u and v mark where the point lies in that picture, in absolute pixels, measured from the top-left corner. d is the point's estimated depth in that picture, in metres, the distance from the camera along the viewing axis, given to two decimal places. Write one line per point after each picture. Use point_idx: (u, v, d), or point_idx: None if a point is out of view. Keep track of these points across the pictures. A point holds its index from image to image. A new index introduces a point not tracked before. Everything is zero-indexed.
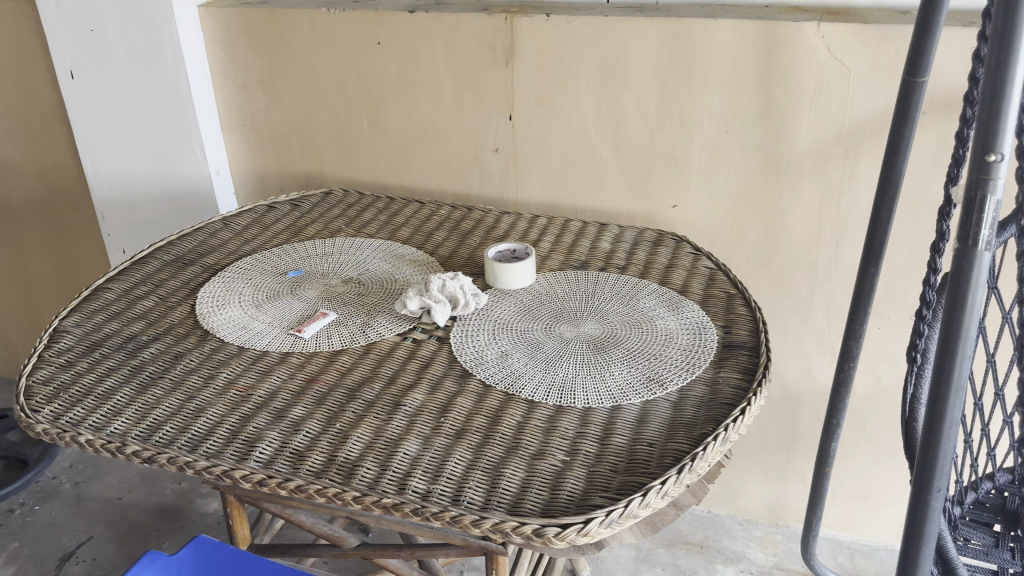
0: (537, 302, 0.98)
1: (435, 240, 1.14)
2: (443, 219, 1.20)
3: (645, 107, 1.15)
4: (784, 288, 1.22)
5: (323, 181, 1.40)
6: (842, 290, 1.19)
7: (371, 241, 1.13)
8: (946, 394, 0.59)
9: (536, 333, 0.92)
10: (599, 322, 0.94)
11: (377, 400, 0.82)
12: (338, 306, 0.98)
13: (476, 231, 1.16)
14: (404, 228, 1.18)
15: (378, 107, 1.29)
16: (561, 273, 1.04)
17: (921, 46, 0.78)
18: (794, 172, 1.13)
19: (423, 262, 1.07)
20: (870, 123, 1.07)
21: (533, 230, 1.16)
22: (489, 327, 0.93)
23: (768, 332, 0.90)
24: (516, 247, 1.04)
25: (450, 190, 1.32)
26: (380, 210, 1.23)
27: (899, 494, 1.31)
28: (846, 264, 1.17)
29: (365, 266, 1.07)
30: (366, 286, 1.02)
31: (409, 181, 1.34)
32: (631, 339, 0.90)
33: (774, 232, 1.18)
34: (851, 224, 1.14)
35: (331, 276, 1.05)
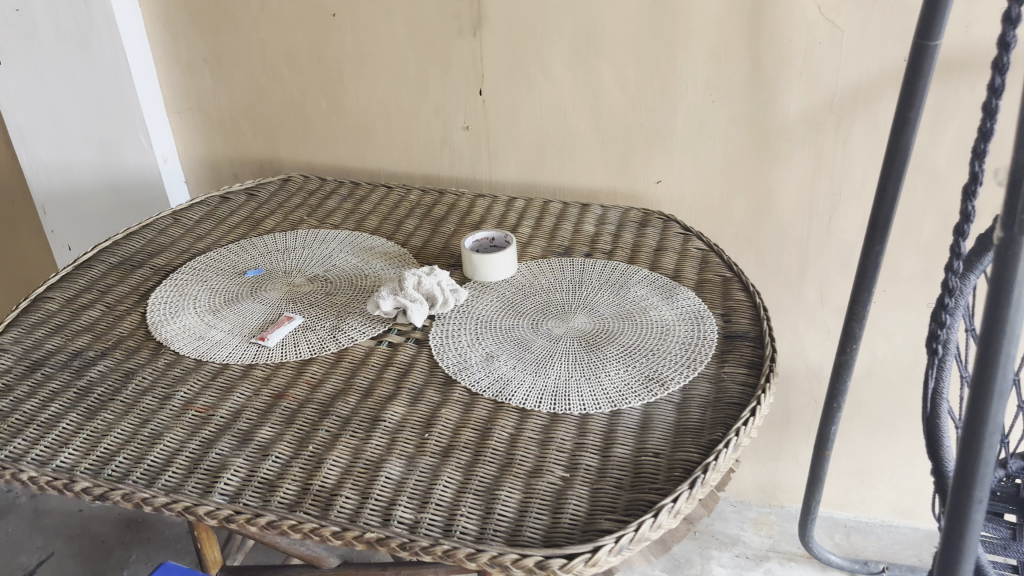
0: (520, 295, 0.91)
1: (405, 230, 1.06)
2: (413, 205, 1.12)
3: (624, 77, 1.07)
4: (774, 264, 1.16)
5: (280, 166, 1.30)
6: (835, 264, 1.13)
7: (336, 233, 1.05)
8: (990, 397, 0.53)
9: (522, 332, 0.85)
10: (588, 315, 0.87)
11: (353, 416, 0.75)
12: (305, 309, 0.90)
13: (450, 218, 1.08)
14: (372, 217, 1.09)
15: (336, 84, 1.20)
16: (544, 262, 0.97)
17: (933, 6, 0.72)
18: (784, 142, 1.07)
19: (394, 255, 0.99)
20: (865, 88, 1.00)
21: (510, 214, 1.08)
22: (471, 326, 0.86)
23: (771, 319, 0.84)
24: (495, 235, 0.96)
25: (418, 172, 1.24)
26: (344, 197, 1.15)
27: (895, 471, 1.27)
28: (840, 237, 1.11)
29: (332, 262, 0.99)
30: (334, 285, 0.94)
31: (372, 163, 1.25)
32: (625, 333, 0.84)
33: (764, 207, 1.12)
34: (846, 195, 1.08)
35: (294, 274, 0.97)
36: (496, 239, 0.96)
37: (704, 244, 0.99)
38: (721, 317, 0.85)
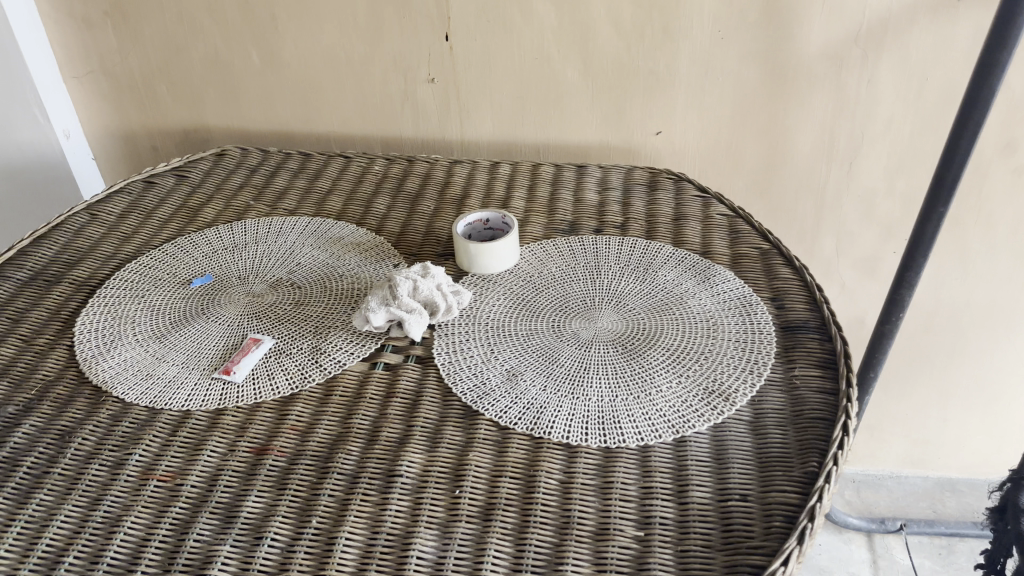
0: (532, 290, 0.77)
1: (377, 212, 0.90)
2: (380, 178, 0.96)
3: (618, 14, 0.91)
4: (786, 217, 1.05)
5: (209, 133, 1.11)
6: (853, 213, 1.03)
7: (294, 221, 0.88)
8: None
9: (545, 339, 0.71)
10: (617, 310, 0.74)
11: (362, 472, 0.61)
12: (274, 326, 0.75)
13: (427, 193, 0.92)
14: (334, 196, 0.93)
15: (269, 36, 1.00)
16: (549, 244, 0.83)
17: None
18: (801, 82, 0.94)
19: (370, 247, 0.84)
20: (898, 17, 0.87)
21: (496, 184, 0.93)
22: (481, 337, 0.72)
23: (829, 302, 0.73)
24: (492, 216, 0.82)
25: (375, 134, 1.07)
26: (295, 173, 0.97)
27: (908, 424, 1.21)
28: (860, 184, 1.01)
29: (296, 261, 0.83)
30: (304, 292, 0.78)
31: (320, 127, 1.08)
32: (666, 332, 0.71)
33: (776, 154, 1.00)
34: (869, 138, 0.97)
35: (253, 281, 0.80)
36: (490, 221, 0.82)
37: (727, 209, 0.87)
38: (772, 303, 0.74)
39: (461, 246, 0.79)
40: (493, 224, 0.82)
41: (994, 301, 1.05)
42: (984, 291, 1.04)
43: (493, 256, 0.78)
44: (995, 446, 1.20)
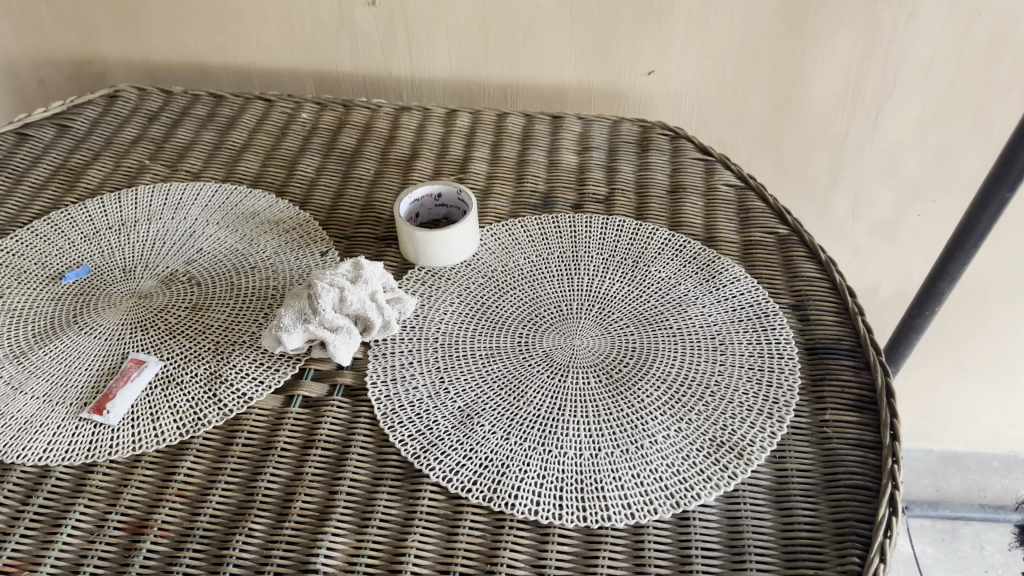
0: (495, 291, 0.62)
1: (305, 177, 0.73)
2: (310, 130, 0.78)
3: None
4: (795, 173, 0.90)
5: (105, 63, 0.91)
6: (876, 171, 0.87)
7: (198, 188, 0.71)
8: None
9: (509, 362, 0.56)
10: (601, 323, 0.59)
11: (268, 561, 0.47)
12: (164, 341, 0.59)
13: (368, 151, 0.75)
14: (252, 154, 0.75)
15: None
16: (516, 224, 0.67)
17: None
18: (826, 16, 0.76)
19: (292, 228, 0.67)
20: None
21: (452, 139, 0.76)
22: (429, 360, 0.56)
23: (865, 313, 0.58)
24: (443, 191, 0.65)
25: (307, 69, 0.88)
26: (206, 121, 0.79)
27: (915, 396, 1.10)
28: (886, 137, 0.85)
29: (197, 246, 0.66)
30: (207, 293, 0.62)
31: (239, 59, 0.88)
32: (662, 353, 0.56)
33: (791, 102, 0.83)
34: (902, 84, 0.80)
35: (142, 275, 0.64)
36: (442, 196, 0.66)
37: (735, 177, 0.71)
38: (792, 312, 0.59)
39: (406, 231, 0.63)
40: (443, 200, 0.66)
41: None
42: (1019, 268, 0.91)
43: (450, 245, 0.63)
44: (1005, 416, 1.09)
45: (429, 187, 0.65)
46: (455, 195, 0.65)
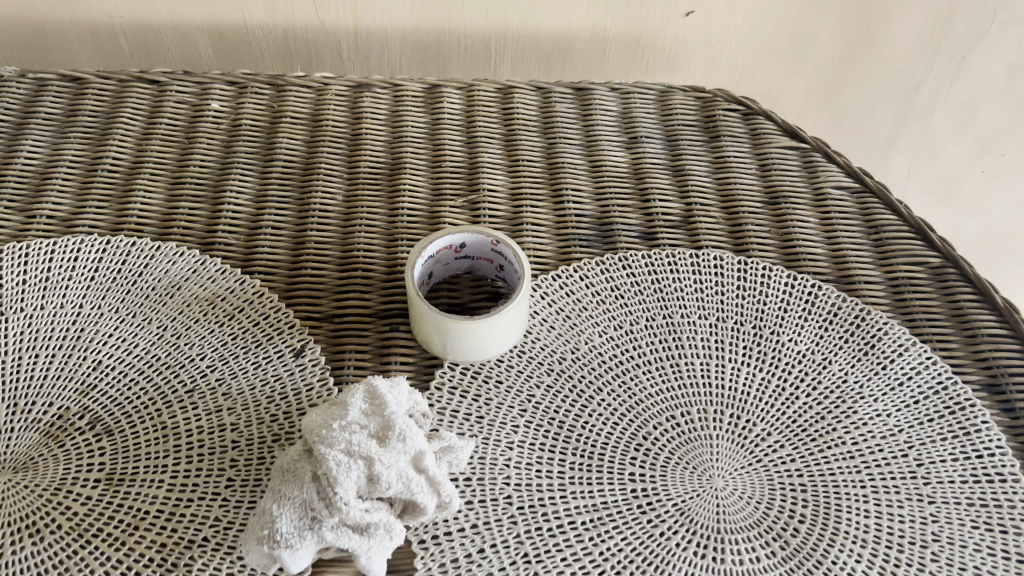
0: (572, 399, 0.42)
1: (241, 215, 0.49)
2: (230, 129, 0.53)
3: None
4: (848, 126, 0.72)
5: None
6: (946, 123, 0.71)
7: (74, 248, 0.46)
8: None
9: (629, 531, 0.37)
10: (741, 444, 0.40)
11: None
12: (72, 556, 0.36)
13: (326, 159, 0.51)
14: (149, 177, 0.50)
15: None
16: (572, 276, 0.46)
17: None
18: None
19: (240, 313, 0.44)
20: None
21: (446, 135, 0.53)
22: (510, 545, 0.37)
23: None
24: (467, 239, 0.44)
25: (200, 19, 0.61)
26: (66, 123, 0.52)
27: None
28: (968, 84, 0.68)
29: (91, 360, 0.42)
30: (126, 449, 0.39)
31: (94, 12, 0.60)
32: (844, 492, 0.39)
33: (862, 44, 0.64)
34: (1005, 21, 0.62)
35: (13, 426, 0.40)
36: (466, 244, 0.44)
37: (843, 175, 0.52)
38: (988, 396, 0.43)
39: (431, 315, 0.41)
40: (467, 251, 0.44)
41: None
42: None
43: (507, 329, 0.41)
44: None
45: (446, 239, 0.43)
46: (490, 244, 0.43)
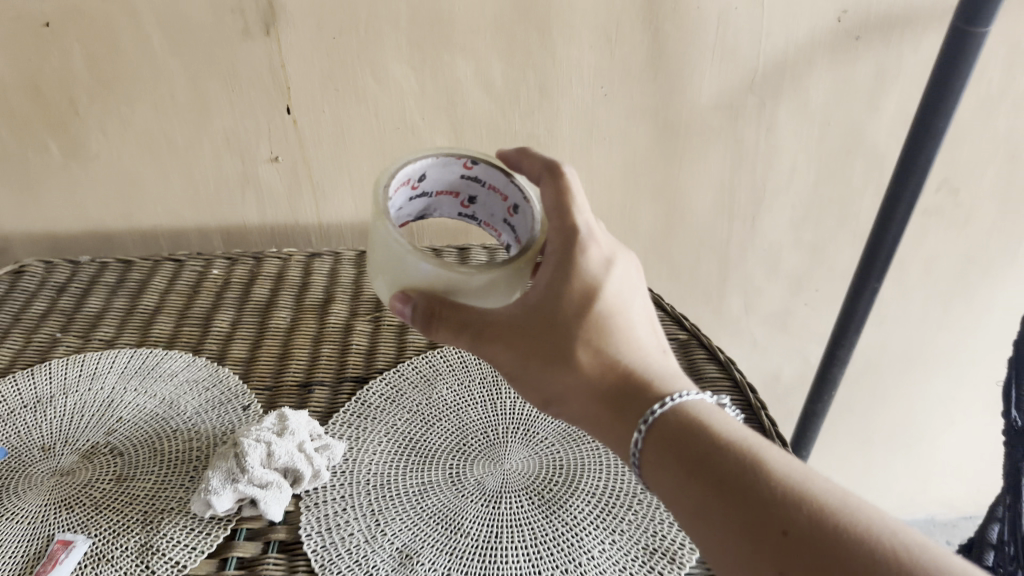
0: (418, 427, 0.63)
1: (221, 331, 0.74)
2: (223, 284, 0.79)
3: (488, 75, 0.80)
4: (690, 277, 0.97)
5: (8, 242, 0.92)
6: (760, 268, 0.96)
7: (112, 356, 0.71)
8: None
9: (439, 498, 0.57)
10: (528, 443, 0.63)
11: None
12: (86, 521, 0.57)
13: (283, 296, 0.78)
14: (163, 313, 0.76)
15: (67, 124, 0.83)
16: (436, 355, 0.70)
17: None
18: (694, 136, 0.84)
19: (211, 385, 0.67)
20: (791, 60, 0.79)
21: (366, 281, 0.79)
22: (363, 506, 0.57)
23: (767, 406, 0.63)
24: (429, 170, 0.53)
25: (213, 224, 0.91)
26: (116, 287, 0.80)
27: (840, 462, 1.19)
28: (765, 236, 0.93)
29: (115, 416, 0.65)
30: (129, 461, 0.62)
31: (145, 221, 0.91)
32: (588, 471, 0.60)
33: (677, 215, 0.91)
34: (772, 192, 0.89)
35: (63, 452, 0.63)
36: (427, 177, 0.53)
37: None
38: None
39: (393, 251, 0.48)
40: (421, 185, 0.54)
41: (910, 345, 1.03)
42: (925, 330, 1.01)
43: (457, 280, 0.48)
44: (968, 458, 1.18)
45: (420, 161, 0.52)
46: (462, 167, 0.54)
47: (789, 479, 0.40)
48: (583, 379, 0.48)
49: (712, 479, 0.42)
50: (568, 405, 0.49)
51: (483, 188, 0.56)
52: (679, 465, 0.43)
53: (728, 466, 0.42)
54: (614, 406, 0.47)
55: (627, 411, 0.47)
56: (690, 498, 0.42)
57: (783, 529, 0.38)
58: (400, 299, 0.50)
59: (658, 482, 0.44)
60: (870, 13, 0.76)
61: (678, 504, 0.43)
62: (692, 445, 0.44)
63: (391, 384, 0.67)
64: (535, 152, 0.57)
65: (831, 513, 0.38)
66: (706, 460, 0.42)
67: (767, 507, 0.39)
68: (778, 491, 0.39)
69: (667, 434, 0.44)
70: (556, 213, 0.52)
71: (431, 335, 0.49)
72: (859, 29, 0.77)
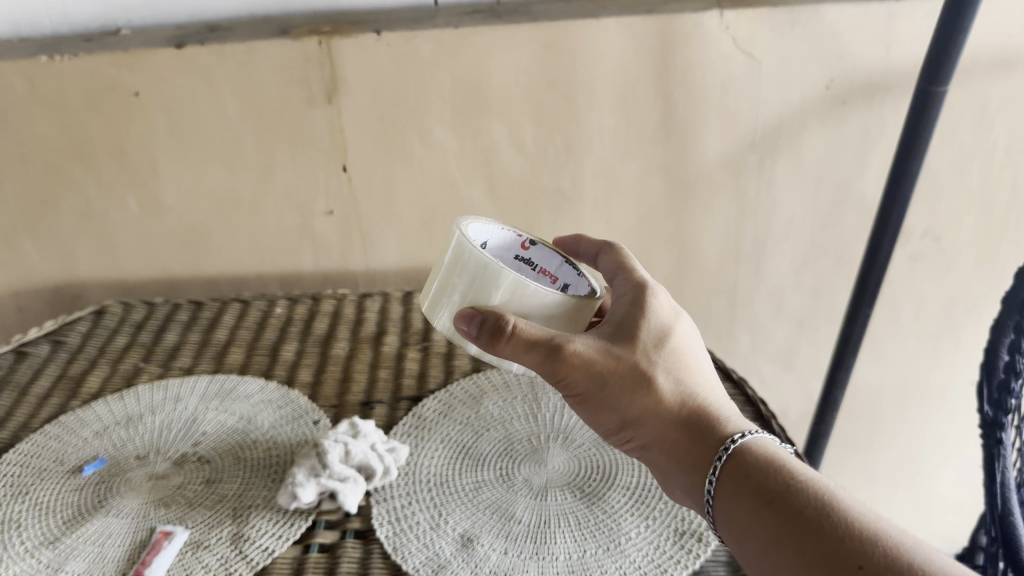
0: (471, 435, 0.72)
1: (287, 359, 0.83)
2: (286, 320, 0.89)
3: (521, 136, 0.91)
4: (701, 318, 1.07)
5: (83, 289, 1.02)
6: (764, 309, 1.06)
7: (192, 380, 0.80)
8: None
9: (494, 493, 0.66)
10: (568, 447, 0.71)
11: None
12: (184, 516, 0.65)
13: (340, 330, 0.87)
14: (234, 345, 0.85)
15: (146, 181, 0.93)
16: (481, 377, 0.79)
17: (943, 54, 0.67)
18: (702, 189, 0.95)
19: (283, 403, 0.76)
20: (787, 122, 0.90)
21: (413, 317, 0.89)
22: (427, 499, 0.65)
23: (777, 417, 0.73)
24: (491, 241, 0.65)
25: (271, 270, 1.01)
26: (189, 324, 0.89)
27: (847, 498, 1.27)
28: (768, 279, 1.03)
29: (199, 431, 0.74)
30: (216, 466, 0.70)
31: (210, 269, 1.01)
32: (622, 470, 0.68)
33: (689, 261, 1.01)
34: (774, 239, 0.99)
35: (156, 459, 0.71)
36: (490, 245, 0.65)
37: None
38: None
39: (454, 265, 0.60)
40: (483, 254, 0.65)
41: (905, 382, 1.11)
42: (919, 367, 1.10)
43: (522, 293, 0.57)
44: (967, 494, 1.25)
45: (490, 228, 0.65)
46: (520, 246, 0.67)
47: (862, 522, 0.46)
48: (663, 404, 0.57)
49: (789, 513, 0.49)
50: (640, 427, 0.57)
51: (532, 273, 0.67)
52: (757, 498, 0.51)
53: (802, 508, 0.48)
54: (691, 428, 0.56)
55: (704, 440, 0.55)
56: (768, 527, 0.49)
57: (859, 563, 0.44)
58: (462, 313, 0.58)
59: (735, 507, 0.52)
60: (852, 79, 0.87)
61: (755, 528, 0.50)
62: (769, 484, 0.51)
63: (443, 401, 0.76)
64: (589, 239, 0.72)
65: (901, 553, 0.44)
66: (783, 498, 0.50)
67: (841, 549, 0.45)
68: (852, 530, 0.46)
69: (741, 466, 0.53)
70: (618, 276, 0.65)
71: (496, 348, 0.56)
72: (846, 94, 0.88)
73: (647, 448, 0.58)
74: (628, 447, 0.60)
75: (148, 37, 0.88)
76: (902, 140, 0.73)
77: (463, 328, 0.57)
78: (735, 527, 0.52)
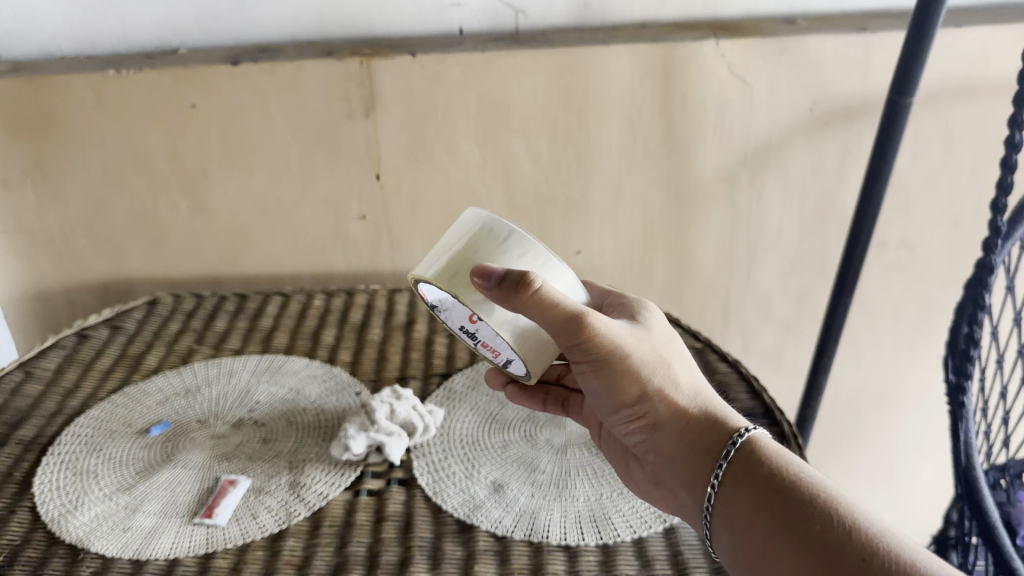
0: (497, 404, 0.81)
1: (327, 343, 0.92)
2: (323, 311, 0.98)
3: (537, 150, 1.02)
4: (696, 321, 1.16)
5: (131, 284, 1.12)
6: (754, 312, 1.16)
7: (242, 359, 0.89)
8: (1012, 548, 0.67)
9: (520, 449, 0.74)
10: None
11: None
12: (245, 467, 0.73)
13: (373, 320, 0.96)
14: (277, 331, 0.94)
15: (196, 186, 1.03)
16: None
17: (909, 73, 0.78)
18: (699, 201, 1.05)
19: (327, 378, 0.85)
20: (776, 141, 1.01)
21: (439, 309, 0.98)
22: (461, 455, 0.74)
23: (768, 391, 0.82)
24: None
25: (306, 270, 1.11)
26: (235, 314, 0.98)
27: None
28: (758, 285, 1.13)
29: (254, 399, 0.83)
30: (271, 428, 0.78)
31: (250, 268, 1.11)
32: None
33: (686, 267, 1.11)
34: (764, 248, 1.09)
35: (215, 423, 0.79)
36: None
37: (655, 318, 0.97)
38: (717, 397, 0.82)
39: (481, 232, 0.60)
40: None
41: (884, 385, 1.21)
42: (898, 371, 1.19)
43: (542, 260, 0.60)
44: (941, 493, 1.34)
45: None
46: None
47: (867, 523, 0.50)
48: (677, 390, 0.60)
49: (798, 507, 0.52)
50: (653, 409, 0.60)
51: None
52: (767, 491, 0.54)
53: (808, 502, 0.52)
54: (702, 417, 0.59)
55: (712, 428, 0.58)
56: (777, 517, 0.52)
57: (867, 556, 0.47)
58: (483, 268, 0.58)
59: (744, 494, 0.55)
60: (833, 103, 0.98)
61: (763, 518, 0.53)
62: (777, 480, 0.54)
63: (470, 376, 0.85)
64: None
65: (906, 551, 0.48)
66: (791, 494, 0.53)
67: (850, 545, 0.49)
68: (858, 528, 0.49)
69: (752, 457, 0.56)
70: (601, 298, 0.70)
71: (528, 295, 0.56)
72: (827, 116, 0.99)
73: (657, 427, 0.60)
74: (634, 427, 0.61)
75: (205, 56, 0.98)
76: (874, 152, 0.84)
77: (483, 282, 0.57)
78: (737, 519, 0.54)
